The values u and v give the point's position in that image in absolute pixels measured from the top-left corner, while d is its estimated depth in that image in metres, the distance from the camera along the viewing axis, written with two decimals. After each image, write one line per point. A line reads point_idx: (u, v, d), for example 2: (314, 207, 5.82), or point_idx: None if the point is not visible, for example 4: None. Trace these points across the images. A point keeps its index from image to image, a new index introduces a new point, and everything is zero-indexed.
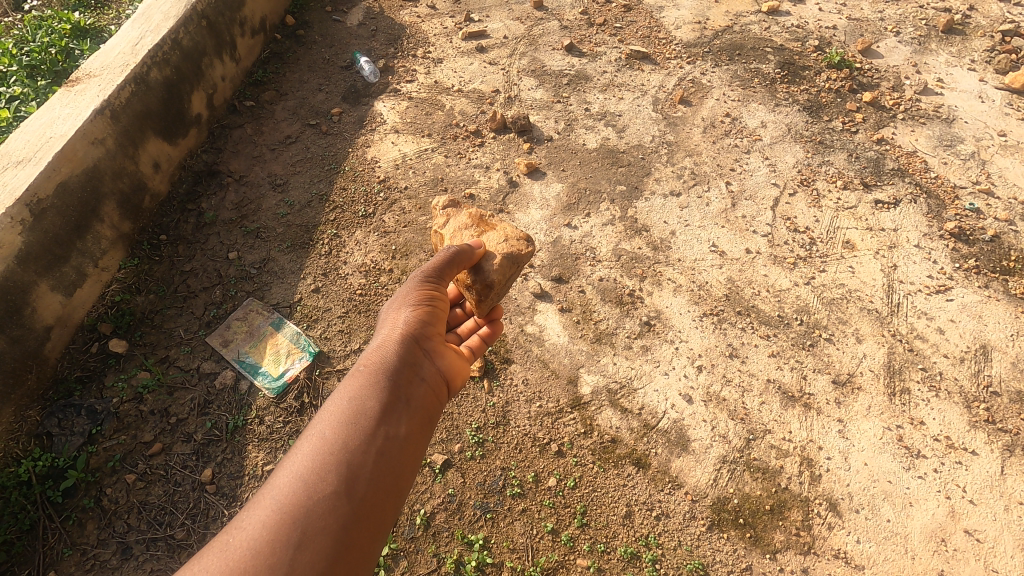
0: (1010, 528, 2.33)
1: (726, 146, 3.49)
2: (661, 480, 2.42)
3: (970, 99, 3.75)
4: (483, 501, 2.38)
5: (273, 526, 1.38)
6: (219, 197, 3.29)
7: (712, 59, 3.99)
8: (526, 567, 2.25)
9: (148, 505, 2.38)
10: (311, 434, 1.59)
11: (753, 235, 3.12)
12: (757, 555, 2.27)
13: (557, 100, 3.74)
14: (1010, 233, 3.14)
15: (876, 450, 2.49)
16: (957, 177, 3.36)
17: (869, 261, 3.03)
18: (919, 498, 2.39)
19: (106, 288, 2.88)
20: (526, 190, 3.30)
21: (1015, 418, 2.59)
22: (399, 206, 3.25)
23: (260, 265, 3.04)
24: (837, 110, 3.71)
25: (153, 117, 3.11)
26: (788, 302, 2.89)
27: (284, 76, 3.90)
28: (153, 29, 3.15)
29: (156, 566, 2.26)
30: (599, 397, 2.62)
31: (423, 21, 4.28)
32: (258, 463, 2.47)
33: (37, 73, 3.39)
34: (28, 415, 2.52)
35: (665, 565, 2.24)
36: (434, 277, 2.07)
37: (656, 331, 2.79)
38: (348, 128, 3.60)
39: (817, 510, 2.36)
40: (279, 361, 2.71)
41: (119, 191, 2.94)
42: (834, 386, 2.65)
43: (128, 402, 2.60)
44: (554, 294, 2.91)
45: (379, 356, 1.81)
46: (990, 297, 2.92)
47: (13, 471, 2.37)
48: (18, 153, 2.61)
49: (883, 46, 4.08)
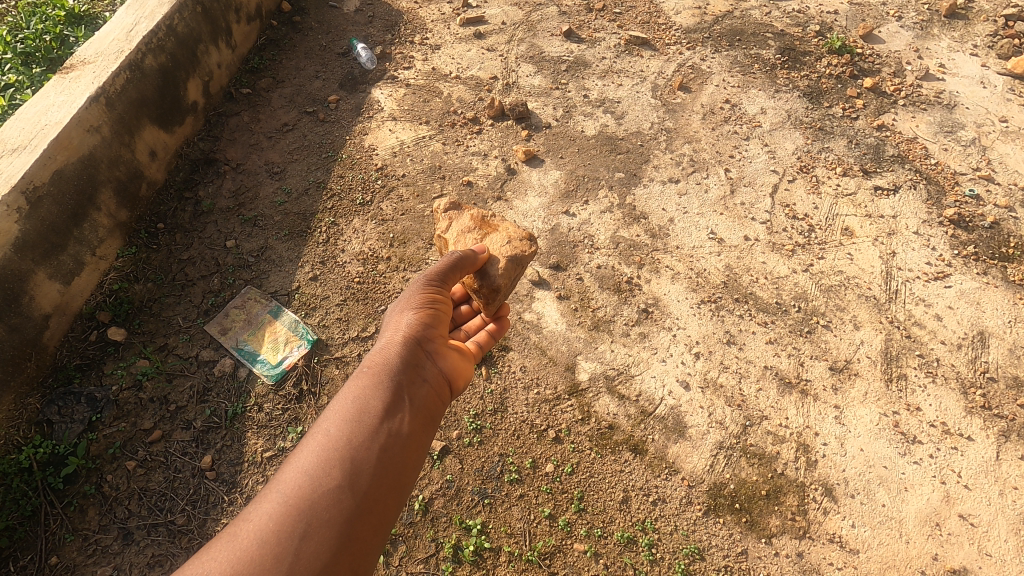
0: (1004, 513, 2.34)
1: (725, 133, 3.47)
2: (657, 466, 2.43)
3: (971, 84, 3.72)
4: (481, 488, 2.40)
5: (279, 518, 1.40)
6: (216, 185, 3.28)
7: (711, 44, 3.95)
8: (523, 552, 2.27)
9: (149, 491, 2.40)
10: (317, 432, 1.61)
11: (751, 223, 3.11)
12: (752, 539, 2.28)
13: (555, 86, 3.71)
14: (1010, 219, 3.13)
15: (871, 437, 2.50)
16: (957, 164, 3.34)
17: (868, 248, 3.02)
18: (914, 483, 2.40)
19: (103, 277, 2.88)
20: (524, 177, 3.29)
21: (1012, 404, 2.59)
22: (397, 194, 3.24)
23: (257, 253, 3.03)
24: (837, 96, 3.68)
25: (148, 104, 3.09)
26: (786, 289, 2.89)
27: (280, 64, 3.88)
28: (147, 15, 3.11)
29: (157, 552, 2.28)
30: (596, 384, 2.63)
31: (420, 7, 4.24)
32: (258, 449, 2.49)
33: (31, 61, 3.38)
34: (28, 402, 2.53)
35: (660, 550, 2.26)
36: (438, 281, 2.07)
37: (653, 319, 2.79)
38: (346, 115, 3.58)
39: (812, 495, 2.37)
40: (277, 349, 2.72)
41: (115, 179, 2.93)
42: (831, 373, 2.66)
43: (127, 389, 2.61)
44: (552, 282, 2.91)
45: (383, 357, 1.82)
46: (988, 284, 2.92)
47: (14, 458, 2.39)
48: (13, 141, 2.58)
49: (884, 31, 4.04)
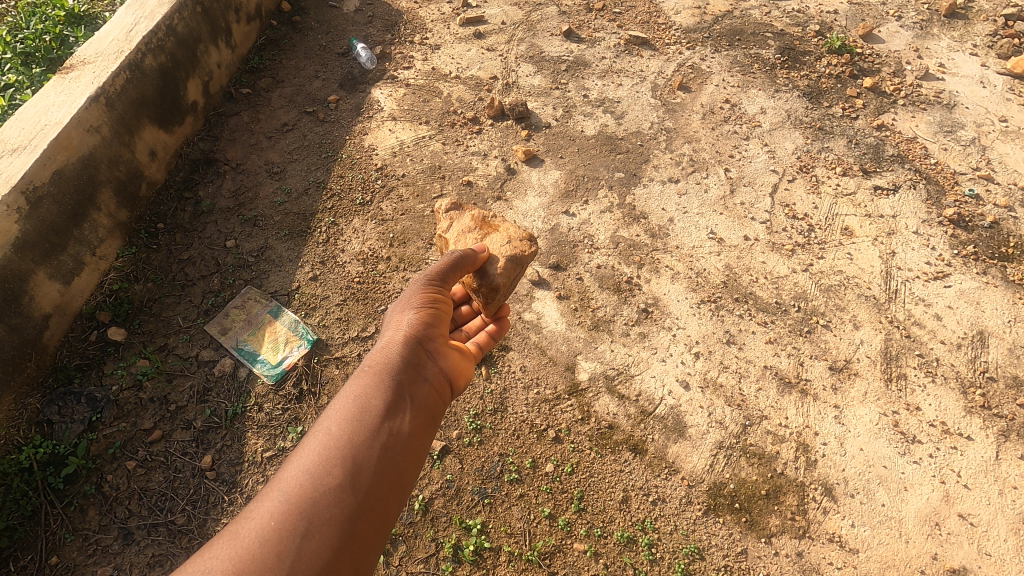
0: (1004, 512, 2.34)
1: (724, 133, 3.47)
2: (657, 466, 2.44)
3: (971, 84, 3.72)
4: (481, 487, 2.40)
5: (281, 517, 1.41)
6: (216, 185, 3.28)
7: (711, 44, 3.95)
8: (523, 551, 2.27)
9: (149, 491, 2.40)
10: (319, 431, 1.61)
11: (751, 223, 3.11)
12: (752, 539, 2.28)
13: (555, 86, 3.71)
14: (1010, 219, 3.13)
15: (871, 436, 2.50)
16: (957, 164, 3.34)
17: (867, 248, 3.02)
18: (913, 483, 2.40)
19: (103, 277, 2.88)
20: (524, 177, 3.29)
21: (1011, 404, 2.60)
22: (397, 193, 3.24)
23: (257, 253, 3.03)
24: (837, 96, 3.68)
25: (148, 104, 3.09)
26: (786, 289, 2.89)
27: (280, 64, 3.88)
28: (147, 15, 3.11)
29: (157, 551, 2.28)
30: (596, 384, 2.63)
31: (420, 7, 4.24)
32: (258, 449, 2.49)
33: (31, 61, 3.38)
34: (28, 403, 2.53)
35: (660, 550, 2.26)
36: (438, 280, 2.07)
37: (653, 318, 2.79)
38: (346, 115, 3.58)
39: (811, 495, 2.38)
40: (277, 349, 2.72)
41: (115, 179, 2.94)
42: (830, 372, 2.66)
43: (127, 389, 2.61)
44: (552, 282, 2.91)
45: (384, 356, 1.82)
46: (988, 284, 2.92)
47: (14, 458, 2.39)
48: (13, 141, 2.59)
49: (884, 31, 4.04)
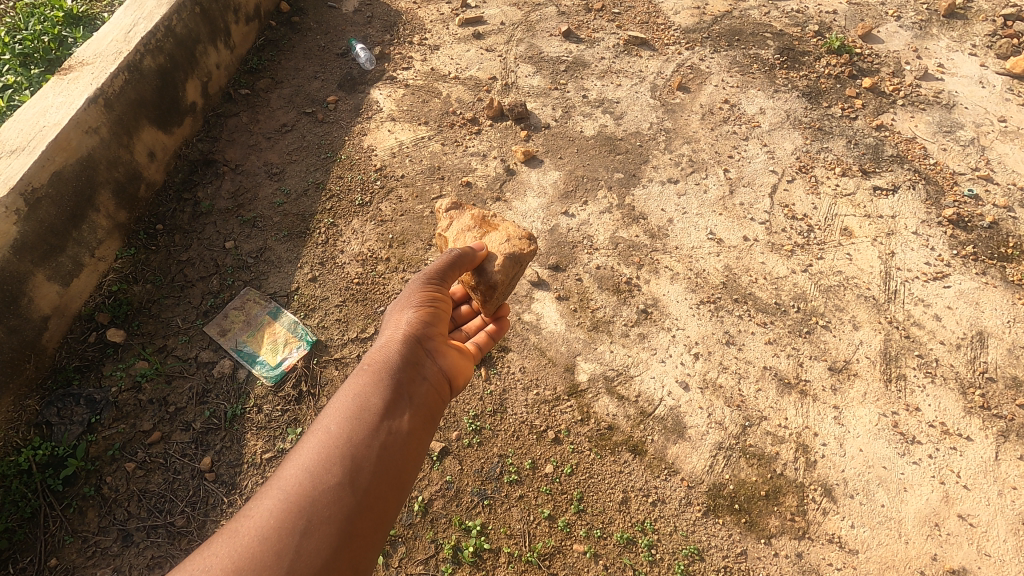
0: (1003, 512, 2.34)
1: (724, 133, 3.47)
2: (656, 467, 2.44)
3: (971, 84, 3.73)
4: (480, 489, 2.40)
5: (280, 515, 1.40)
6: (215, 186, 3.28)
7: (710, 45, 3.95)
8: (522, 553, 2.27)
9: (148, 493, 2.40)
10: (318, 430, 1.60)
11: (751, 223, 3.11)
12: (752, 540, 2.28)
13: (555, 87, 3.71)
14: (1009, 219, 3.13)
15: (871, 437, 2.50)
16: (956, 164, 3.34)
17: (867, 248, 3.02)
18: (912, 484, 2.40)
19: (102, 278, 2.88)
20: (523, 178, 3.29)
21: (1011, 404, 2.60)
22: (396, 194, 3.24)
23: (256, 254, 3.03)
24: (836, 96, 3.68)
25: (147, 106, 3.09)
26: (786, 290, 2.89)
27: (279, 64, 3.87)
28: (146, 16, 3.11)
29: (157, 553, 2.28)
30: (596, 384, 2.63)
31: (419, 7, 4.24)
32: (257, 451, 2.49)
33: (29, 62, 3.37)
34: (27, 404, 2.53)
35: (660, 550, 2.26)
36: (438, 278, 2.07)
37: (653, 319, 2.79)
38: (345, 116, 3.58)
39: (812, 496, 2.38)
40: (276, 351, 2.71)
41: (114, 180, 2.93)
42: (830, 373, 2.66)
43: (126, 391, 2.61)
44: (551, 282, 2.91)
45: (383, 355, 1.82)
46: (987, 285, 2.92)
47: (13, 460, 2.39)
48: (11, 143, 2.58)
49: (884, 31, 4.04)
